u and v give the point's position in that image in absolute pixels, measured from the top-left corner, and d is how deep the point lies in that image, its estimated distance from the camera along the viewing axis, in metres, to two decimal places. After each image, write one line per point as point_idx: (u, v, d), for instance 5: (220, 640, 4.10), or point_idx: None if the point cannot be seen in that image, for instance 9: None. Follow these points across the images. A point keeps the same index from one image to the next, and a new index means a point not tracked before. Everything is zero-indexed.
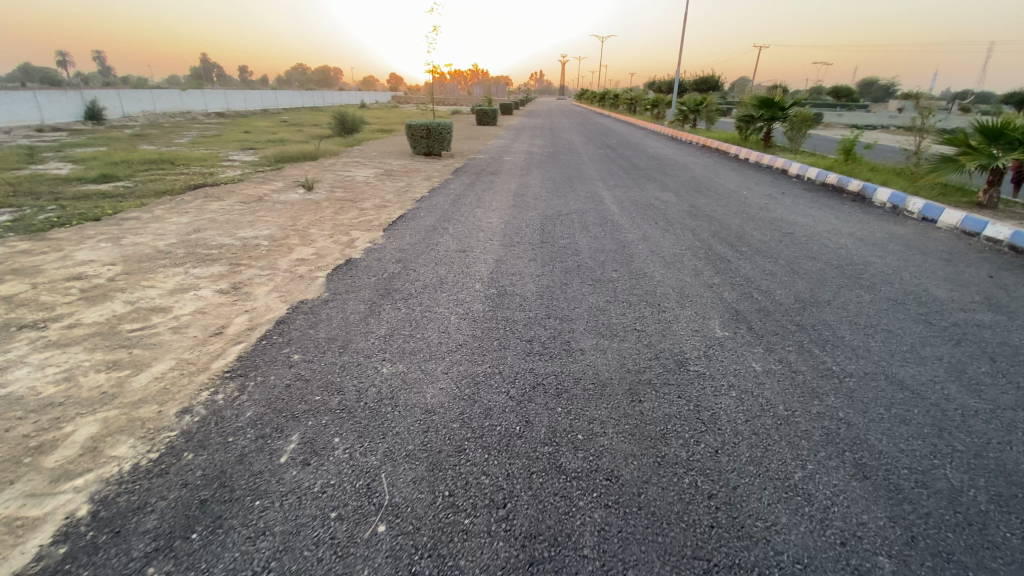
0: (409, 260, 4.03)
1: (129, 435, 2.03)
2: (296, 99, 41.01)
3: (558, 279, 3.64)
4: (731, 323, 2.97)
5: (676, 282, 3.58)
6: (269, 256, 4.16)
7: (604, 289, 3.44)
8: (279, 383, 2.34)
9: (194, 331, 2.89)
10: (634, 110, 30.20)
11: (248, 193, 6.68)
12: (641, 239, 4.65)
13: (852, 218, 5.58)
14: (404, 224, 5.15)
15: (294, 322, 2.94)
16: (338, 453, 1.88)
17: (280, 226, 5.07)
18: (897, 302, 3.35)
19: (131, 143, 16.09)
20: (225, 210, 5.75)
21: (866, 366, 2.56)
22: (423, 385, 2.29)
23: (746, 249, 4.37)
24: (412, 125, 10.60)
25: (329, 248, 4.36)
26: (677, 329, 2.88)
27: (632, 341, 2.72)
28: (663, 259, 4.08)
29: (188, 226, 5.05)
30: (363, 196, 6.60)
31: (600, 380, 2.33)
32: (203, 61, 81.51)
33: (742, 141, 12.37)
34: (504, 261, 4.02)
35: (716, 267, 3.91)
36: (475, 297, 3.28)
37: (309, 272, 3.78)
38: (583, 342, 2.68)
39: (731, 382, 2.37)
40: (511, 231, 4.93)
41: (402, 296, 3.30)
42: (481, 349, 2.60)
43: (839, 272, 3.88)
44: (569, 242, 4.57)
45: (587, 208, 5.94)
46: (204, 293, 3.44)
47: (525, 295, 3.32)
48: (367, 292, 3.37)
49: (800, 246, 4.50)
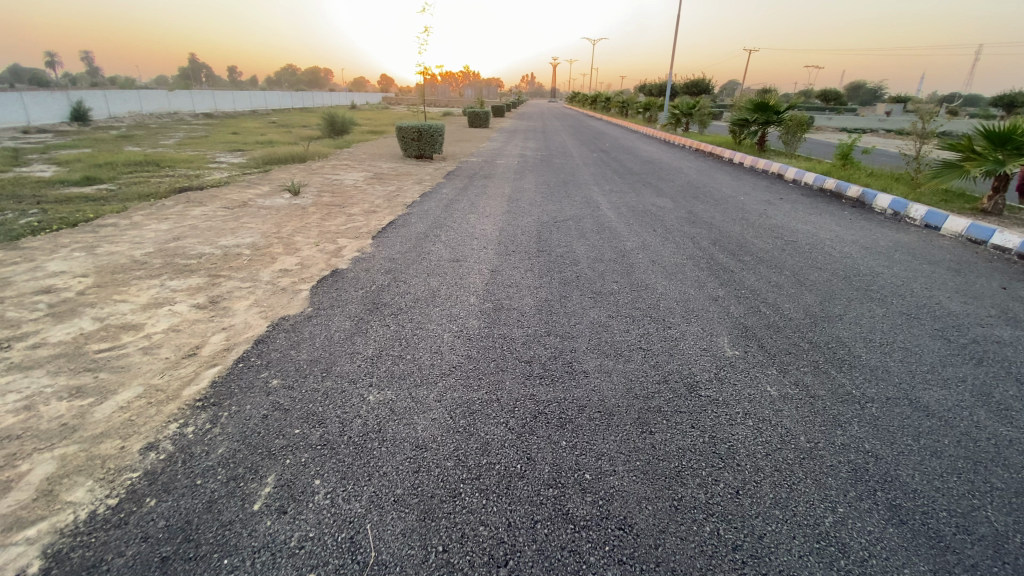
0: (399, 270, 3.83)
1: (89, 476, 1.79)
2: (285, 100, 40.57)
3: (556, 291, 3.46)
4: (740, 341, 2.80)
5: (680, 295, 3.42)
6: (251, 266, 3.94)
7: (605, 303, 3.27)
8: (255, 414, 2.13)
9: (166, 352, 2.66)
10: (626, 112, 30.19)
11: (232, 198, 6.43)
12: (640, 247, 4.49)
13: (854, 225, 5.45)
14: (394, 232, 4.95)
15: (274, 342, 2.73)
16: (319, 499, 1.69)
17: (264, 233, 4.86)
18: (911, 317, 3.21)
19: (117, 144, 15.72)
20: (206, 216, 5.51)
21: (887, 390, 2.41)
22: (413, 415, 2.10)
23: (749, 258, 4.22)
24: (402, 127, 10.38)
25: (314, 258, 4.15)
26: (684, 347, 2.71)
27: (638, 362, 2.54)
28: (665, 270, 3.92)
29: (168, 233, 4.80)
30: (352, 201, 6.39)
31: (606, 408, 2.15)
32: (191, 61, 80.61)
33: (736, 144, 12.29)
34: (499, 271, 3.83)
35: (721, 278, 3.75)
36: (469, 312, 3.09)
37: (292, 284, 3.57)
38: (586, 363, 2.50)
39: (746, 408, 2.20)
40: (506, 238, 4.75)
41: (391, 311, 3.11)
42: (477, 372, 2.42)
43: (848, 283, 3.73)
44: (566, 251, 4.39)
45: (584, 214, 5.77)
46: (179, 308, 3.21)
47: (522, 310, 3.14)
48: (353, 306, 3.17)
49: (804, 255, 4.36)
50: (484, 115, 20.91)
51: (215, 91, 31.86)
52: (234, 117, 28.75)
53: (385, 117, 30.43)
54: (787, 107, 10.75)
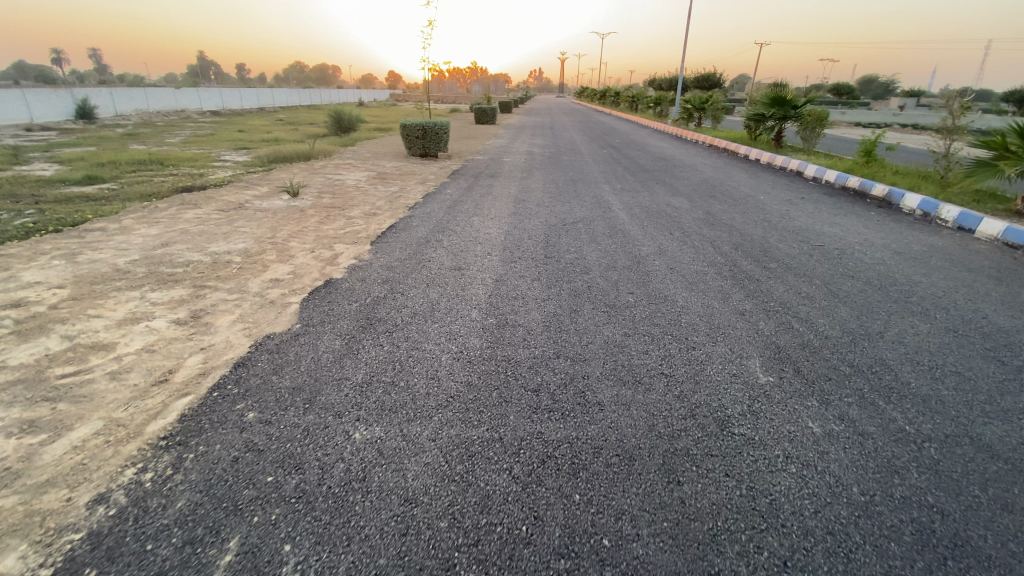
0: (396, 280, 3.56)
1: (22, 538, 1.55)
2: (293, 97, 40.47)
3: (566, 304, 3.18)
4: (773, 365, 2.51)
5: (702, 308, 3.13)
6: (240, 276, 3.70)
7: (620, 318, 2.98)
8: (223, 456, 1.87)
9: (135, 378, 2.42)
10: (636, 108, 29.76)
11: (228, 200, 6.20)
12: (656, 253, 4.20)
13: (883, 227, 5.11)
14: (394, 236, 4.68)
15: (255, 366, 2.47)
16: (286, 571, 1.42)
17: (257, 238, 4.62)
18: (959, 334, 2.89)
19: (122, 143, 15.62)
20: (199, 220, 5.28)
21: (945, 427, 2.10)
22: (404, 459, 1.83)
23: (774, 265, 3.92)
24: (407, 125, 10.12)
25: (307, 266, 3.89)
26: (711, 373, 2.41)
27: (660, 392, 2.25)
28: (684, 279, 3.62)
29: (157, 239, 4.57)
30: (352, 202, 6.14)
31: (625, 451, 1.88)
32: (200, 59, 80.76)
33: (751, 141, 11.89)
34: (505, 281, 3.55)
35: (745, 288, 3.45)
36: (470, 329, 2.81)
37: (281, 295, 3.32)
38: (601, 394, 2.22)
39: (787, 451, 1.91)
40: (512, 243, 4.46)
41: (386, 326, 2.83)
42: (478, 404, 2.14)
43: (884, 294, 3.42)
44: (577, 257, 4.11)
45: (594, 216, 5.47)
46: (156, 325, 2.97)
47: (529, 326, 2.86)
48: (345, 322, 2.90)
49: (834, 262, 4.03)
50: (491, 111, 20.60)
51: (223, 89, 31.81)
52: (240, 114, 28.63)
53: (392, 113, 30.19)
54: (805, 101, 10.34)
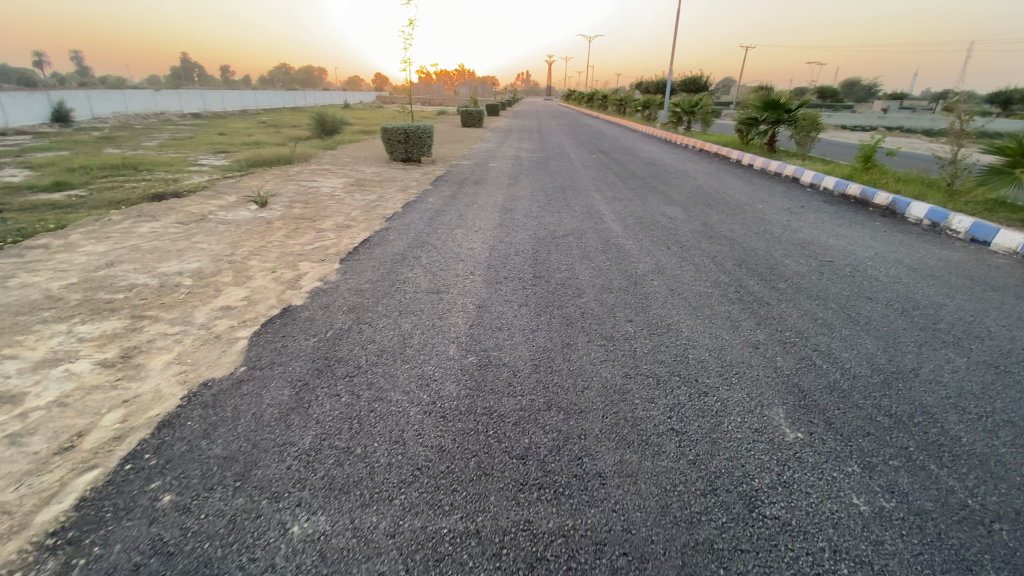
0: (365, 307, 3.14)
1: None
2: (276, 99, 39.75)
3: (557, 335, 2.78)
4: (800, 417, 2.14)
5: (710, 339, 2.77)
6: (187, 303, 3.27)
7: (620, 354, 2.59)
8: (122, 564, 1.46)
9: (35, 445, 1.99)
10: (625, 112, 29.58)
11: (191, 211, 5.73)
12: (654, 271, 3.84)
13: (891, 239, 4.81)
14: (366, 253, 4.26)
15: (182, 427, 2.06)
16: None
17: (215, 256, 4.17)
18: (1000, 368, 2.55)
19: (95, 146, 14.93)
20: (154, 234, 4.81)
21: (1013, 499, 1.73)
22: (351, 567, 1.43)
23: (783, 285, 3.58)
24: (388, 129, 9.68)
25: (265, 290, 3.46)
26: (730, 428, 2.04)
27: (672, 457, 1.87)
28: (687, 303, 3.25)
29: (102, 258, 4.11)
30: (325, 213, 5.71)
31: (635, 548, 1.49)
32: (183, 60, 79.44)
33: (744, 145, 11.61)
34: (488, 307, 3.15)
35: (755, 314, 3.10)
36: (446, 371, 2.41)
37: (230, 328, 2.90)
38: (601, 461, 1.83)
39: (833, 543, 1.54)
40: (496, 261, 4.06)
41: (346, 370, 2.42)
42: (451, 480, 1.74)
43: (908, 321, 3.08)
44: (568, 276, 3.72)
45: (586, 228, 5.09)
46: (78, 368, 2.53)
47: (514, 365, 2.47)
48: (299, 364, 2.48)
49: (847, 280, 3.70)
50: (478, 113, 20.17)
51: (205, 91, 31.07)
52: (223, 116, 27.87)
53: (377, 115, 29.55)
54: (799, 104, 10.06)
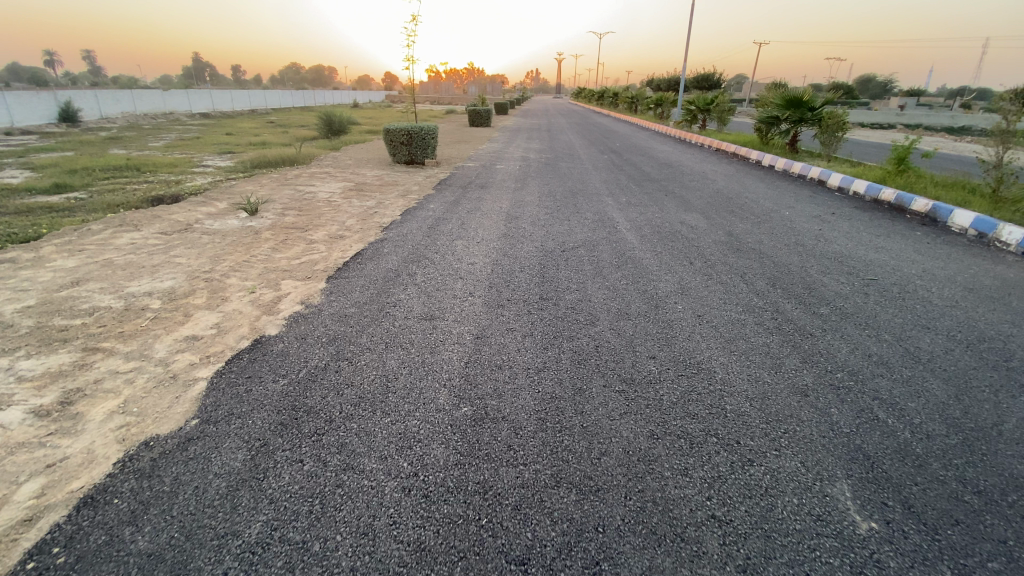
0: (346, 337, 2.75)
1: None
2: (286, 99, 39.79)
3: (567, 376, 2.37)
4: (870, 497, 1.72)
5: (750, 384, 2.33)
6: (149, 332, 2.91)
7: (643, 404, 2.16)
8: None
9: None
10: (635, 110, 29.05)
11: (176, 219, 5.39)
12: (676, 291, 3.42)
13: (937, 252, 4.33)
14: (357, 268, 3.88)
15: (107, 508, 1.68)
16: None
17: (191, 273, 3.82)
18: None
19: (102, 147, 14.79)
20: (132, 246, 4.47)
21: None
22: None
23: (824, 310, 3.14)
24: (391, 130, 9.30)
25: (238, 315, 3.08)
26: (787, 516, 1.62)
27: (716, 562, 1.45)
28: (718, 333, 2.82)
29: (68, 275, 3.77)
30: (318, 221, 5.34)
31: None
32: (195, 60, 80.06)
33: (763, 145, 11.09)
34: (487, 338, 2.73)
35: (799, 348, 2.66)
36: (434, 427, 2.00)
37: (190, 366, 2.52)
38: (625, 570, 1.42)
39: None
40: (499, 278, 3.66)
41: (315, 426, 2.03)
42: None
43: (977, 357, 2.63)
44: (579, 298, 3.31)
45: (597, 239, 4.67)
46: (7, 418, 2.16)
47: (516, 419, 2.05)
48: (260, 417, 2.10)
49: (897, 304, 3.25)
50: (485, 112, 19.77)
51: (215, 91, 31.04)
52: (232, 116, 27.79)
53: (387, 116, 29.11)
54: (824, 103, 9.55)
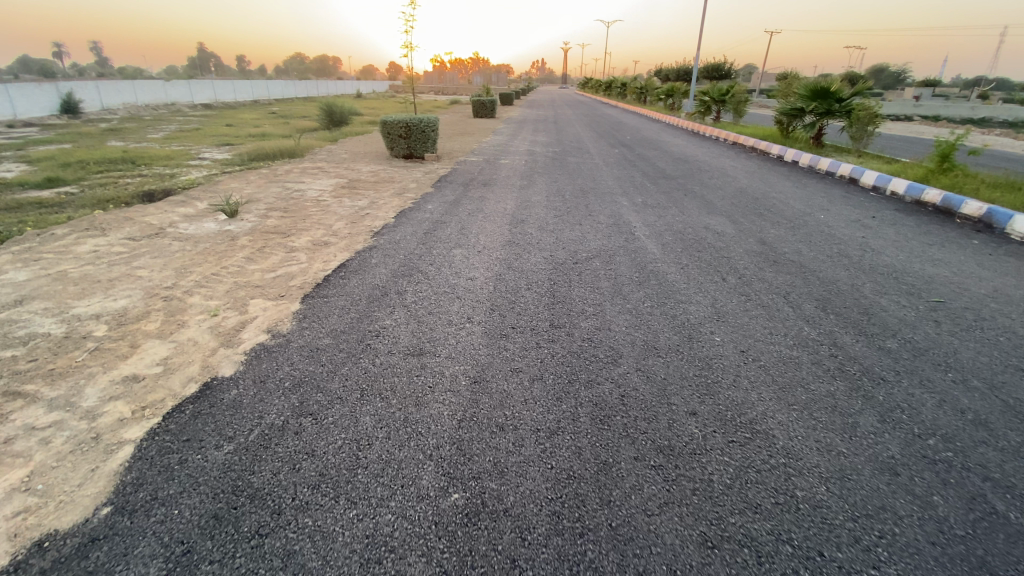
0: (315, 381, 2.26)
1: None
2: (289, 90, 39.17)
3: (588, 443, 1.86)
4: None
5: (823, 459, 1.81)
6: (83, 370, 2.43)
7: (687, 490, 1.66)
8: None
9: None
10: (644, 101, 28.31)
11: (150, 222, 4.91)
12: (710, 317, 2.90)
13: (1003, 266, 3.79)
14: (339, 284, 3.39)
15: None
16: None
17: (150, 290, 3.34)
18: None
19: (99, 138, 14.31)
20: (94, 256, 3.99)
21: None
22: None
23: (891, 343, 2.62)
24: (388, 121, 8.76)
25: (192, 348, 2.59)
26: None
27: None
28: (769, 377, 2.31)
29: (14, 291, 3.30)
30: (303, 224, 4.85)
31: None
32: (199, 51, 79.64)
33: (784, 139, 10.48)
34: (486, 384, 2.23)
35: (874, 402, 2.13)
36: (412, 530, 1.50)
37: (120, 423, 2.04)
38: None
39: None
40: (502, 299, 3.14)
41: (258, 524, 1.54)
42: None
43: None
44: (596, 326, 2.80)
45: (613, 248, 4.16)
46: None
47: (522, 515, 1.55)
48: (191, 506, 1.61)
49: (979, 336, 2.71)
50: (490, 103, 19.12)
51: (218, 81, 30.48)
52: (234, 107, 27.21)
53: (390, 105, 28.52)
54: (852, 94, 8.91)
